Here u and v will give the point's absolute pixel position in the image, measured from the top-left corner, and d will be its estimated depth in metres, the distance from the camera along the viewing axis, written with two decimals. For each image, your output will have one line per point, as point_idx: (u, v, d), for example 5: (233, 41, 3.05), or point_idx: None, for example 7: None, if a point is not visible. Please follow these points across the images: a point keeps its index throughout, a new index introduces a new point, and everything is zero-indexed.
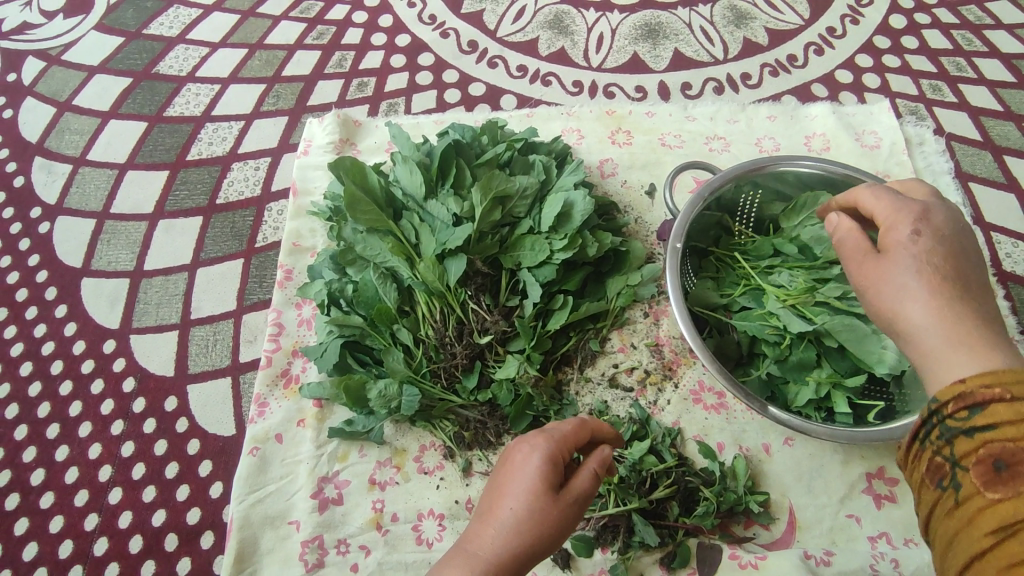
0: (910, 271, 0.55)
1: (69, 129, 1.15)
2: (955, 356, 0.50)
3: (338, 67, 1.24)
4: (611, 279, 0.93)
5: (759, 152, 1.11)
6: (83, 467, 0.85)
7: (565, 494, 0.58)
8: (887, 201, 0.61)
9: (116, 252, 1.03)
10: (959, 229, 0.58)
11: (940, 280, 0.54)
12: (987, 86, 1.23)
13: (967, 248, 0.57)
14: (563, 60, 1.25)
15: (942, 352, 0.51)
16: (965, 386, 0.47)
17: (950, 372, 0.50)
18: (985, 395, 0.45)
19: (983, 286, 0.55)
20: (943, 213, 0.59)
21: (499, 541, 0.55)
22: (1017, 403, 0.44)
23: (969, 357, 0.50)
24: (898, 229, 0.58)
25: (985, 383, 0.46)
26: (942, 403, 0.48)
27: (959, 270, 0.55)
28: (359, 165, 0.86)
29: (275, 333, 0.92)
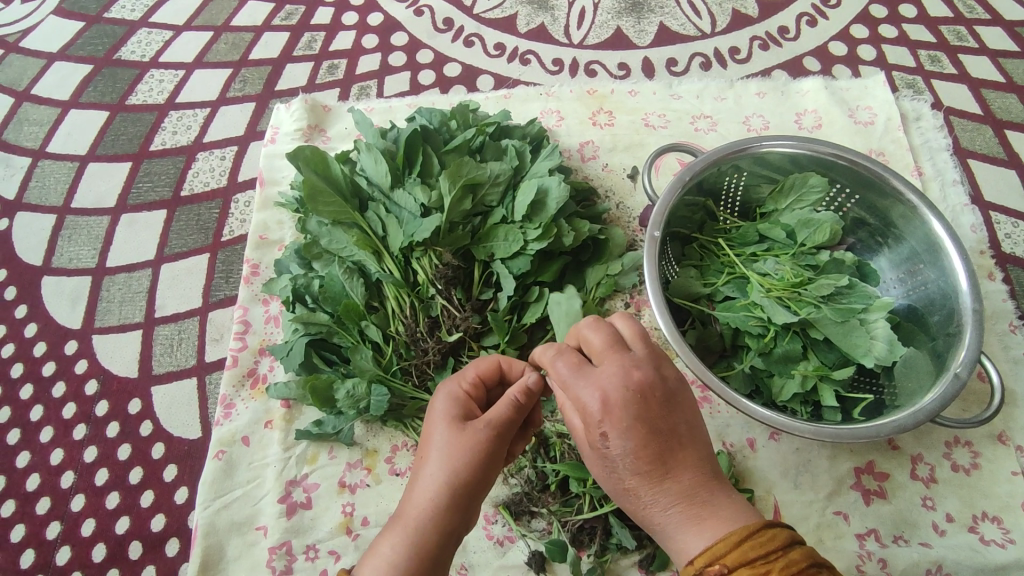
0: (622, 475, 0.55)
1: (28, 120, 1.11)
2: (688, 535, 0.54)
3: (307, 49, 1.18)
4: (590, 268, 0.88)
5: (747, 131, 1.06)
6: (45, 474, 0.85)
7: (478, 426, 0.59)
8: (566, 376, 0.56)
9: (78, 249, 0.99)
10: (645, 387, 0.54)
11: (650, 463, 0.54)
12: (989, 56, 1.17)
13: (664, 399, 0.55)
14: (542, 37, 1.19)
15: (681, 529, 0.55)
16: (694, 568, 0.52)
17: (689, 549, 0.54)
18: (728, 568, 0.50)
19: (686, 429, 0.55)
20: (625, 369, 0.55)
21: (425, 504, 0.58)
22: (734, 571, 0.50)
23: (704, 531, 0.53)
24: (589, 426, 0.55)
25: (718, 559, 0.51)
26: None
27: (665, 435, 0.54)
28: (320, 154, 0.79)
29: (241, 332, 0.89)
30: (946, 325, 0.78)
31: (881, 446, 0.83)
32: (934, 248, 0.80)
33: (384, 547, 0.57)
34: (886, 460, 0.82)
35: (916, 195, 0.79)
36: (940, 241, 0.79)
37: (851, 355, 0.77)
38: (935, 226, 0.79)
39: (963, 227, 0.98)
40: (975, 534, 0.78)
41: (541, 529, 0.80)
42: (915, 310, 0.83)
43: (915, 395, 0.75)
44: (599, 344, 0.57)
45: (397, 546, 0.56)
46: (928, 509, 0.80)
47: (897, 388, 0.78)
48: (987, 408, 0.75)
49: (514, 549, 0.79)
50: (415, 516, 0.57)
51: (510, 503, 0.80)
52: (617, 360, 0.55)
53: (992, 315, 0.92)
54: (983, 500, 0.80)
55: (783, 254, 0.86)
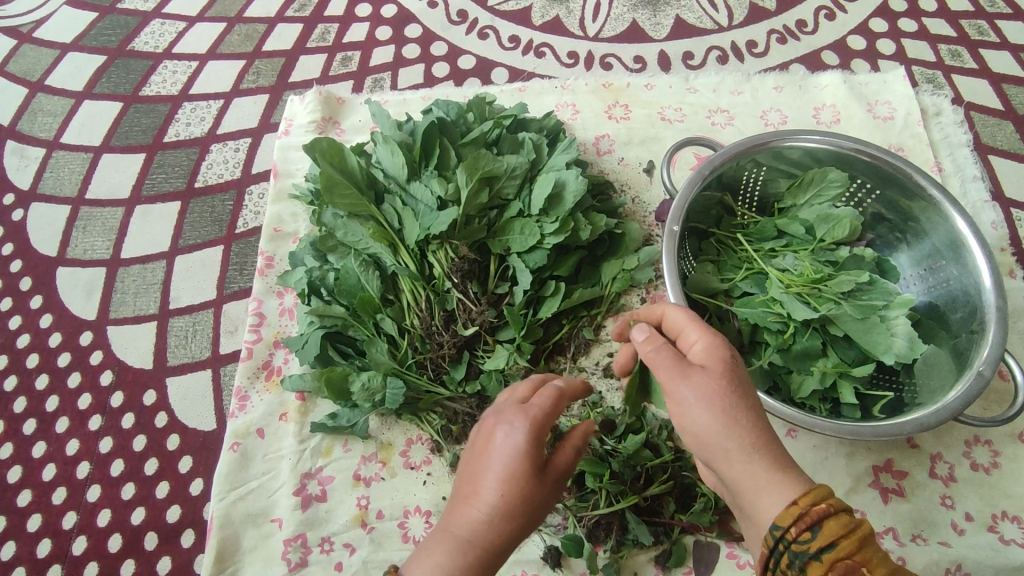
0: (708, 406, 0.52)
1: (42, 111, 1.11)
2: (771, 489, 0.50)
3: (321, 41, 1.18)
4: (606, 263, 0.88)
5: (765, 125, 1.05)
6: (60, 464, 0.85)
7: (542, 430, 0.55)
8: (684, 318, 0.59)
9: (93, 240, 0.99)
10: (730, 348, 0.56)
11: (734, 414, 0.52)
12: (1010, 51, 1.15)
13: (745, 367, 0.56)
14: (557, 30, 1.18)
15: (763, 480, 0.50)
16: (796, 508, 0.48)
17: (775, 502, 0.49)
18: (819, 513, 0.47)
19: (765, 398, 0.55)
20: (708, 334, 0.57)
21: (488, 518, 0.53)
22: (838, 516, 0.47)
23: (789, 483, 0.50)
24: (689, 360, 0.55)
25: (815, 501, 0.48)
26: (785, 529, 0.48)
27: (751, 396, 0.53)
28: (337, 146, 0.78)
29: (255, 324, 0.89)
30: (969, 322, 0.77)
31: (899, 444, 0.82)
32: (957, 245, 0.79)
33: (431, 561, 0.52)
34: (905, 458, 0.82)
35: (939, 190, 0.78)
36: (963, 237, 0.78)
37: (871, 352, 0.76)
38: (958, 222, 0.78)
39: (983, 224, 0.97)
40: (995, 533, 0.78)
41: (557, 525, 0.79)
42: (936, 307, 0.82)
43: (937, 392, 0.75)
44: (682, 317, 0.60)
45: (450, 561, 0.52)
46: (947, 508, 0.79)
47: (917, 385, 0.78)
48: (1010, 407, 0.74)
49: (529, 544, 0.79)
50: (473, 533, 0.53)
51: None
52: (704, 328, 0.58)
53: (1013, 313, 0.91)
54: (1004, 499, 0.79)
55: (802, 249, 0.85)
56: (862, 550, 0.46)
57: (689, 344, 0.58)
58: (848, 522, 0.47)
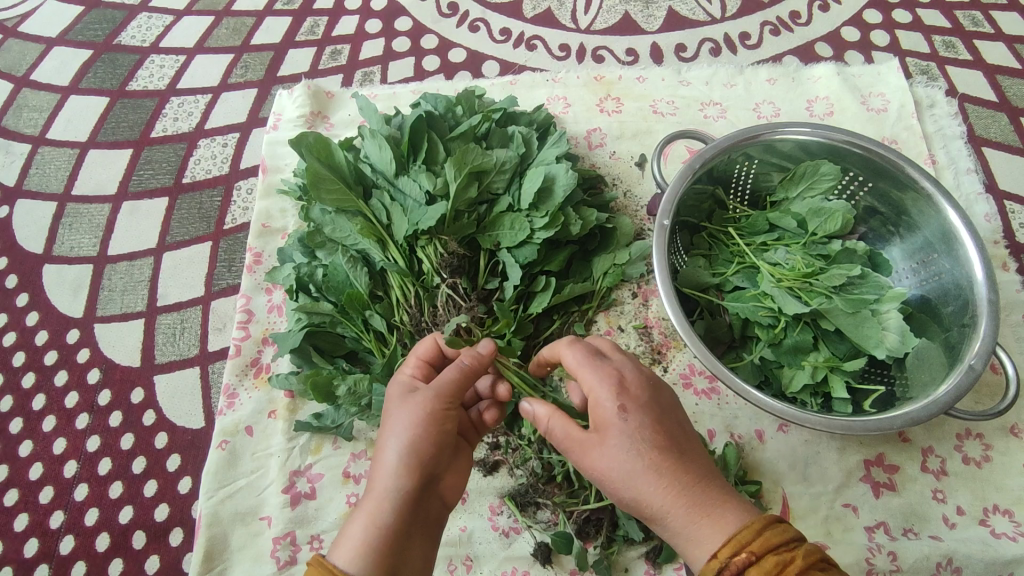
0: (621, 468, 0.56)
1: (27, 106, 1.10)
2: (697, 538, 0.54)
3: (310, 34, 1.16)
4: (597, 258, 0.86)
5: (757, 118, 1.04)
6: (48, 463, 0.84)
7: (430, 396, 0.61)
8: (580, 365, 0.60)
9: (79, 237, 0.98)
10: (623, 398, 0.58)
11: (642, 475, 0.55)
12: (1005, 42, 1.14)
13: (645, 412, 0.57)
14: (549, 22, 1.17)
15: (688, 531, 0.55)
16: (718, 560, 0.52)
17: (700, 551, 0.54)
18: (739, 564, 0.51)
19: (672, 436, 0.57)
20: (599, 388, 0.59)
21: (393, 483, 0.58)
22: (762, 559, 0.51)
23: (712, 530, 0.54)
24: (603, 405, 0.58)
25: (734, 552, 0.52)
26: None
27: (653, 446, 0.56)
28: (323, 141, 0.77)
29: (243, 321, 0.88)
30: (961, 316, 0.76)
31: (891, 438, 0.82)
32: (949, 238, 0.79)
33: (352, 529, 0.57)
34: (897, 452, 0.81)
35: (931, 183, 0.78)
36: (955, 231, 0.77)
37: (862, 346, 0.76)
38: (949, 215, 0.77)
39: (976, 216, 0.97)
40: (986, 527, 0.77)
41: (547, 521, 0.79)
42: (928, 301, 0.82)
43: (928, 386, 0.74)
44: (575, 364, 0.61)
45: (366, 527, 0.56)
46: (939, 502, 0.79)
47: (908, 380, 0.77)
48: (1002, 400, 0.73)
49: (519, 541, 0.79)
50: (387, 499, 0.57)
51: (516, 493, 0.80)
52: (595, 376, 0.59)
53: (1006, 306, 0.90)
54: (995, 493, 0.79)
55: (794, 243, 0.85)
56: None
57: (589, 395, 0.60)
58: (770, 569, 0.50)
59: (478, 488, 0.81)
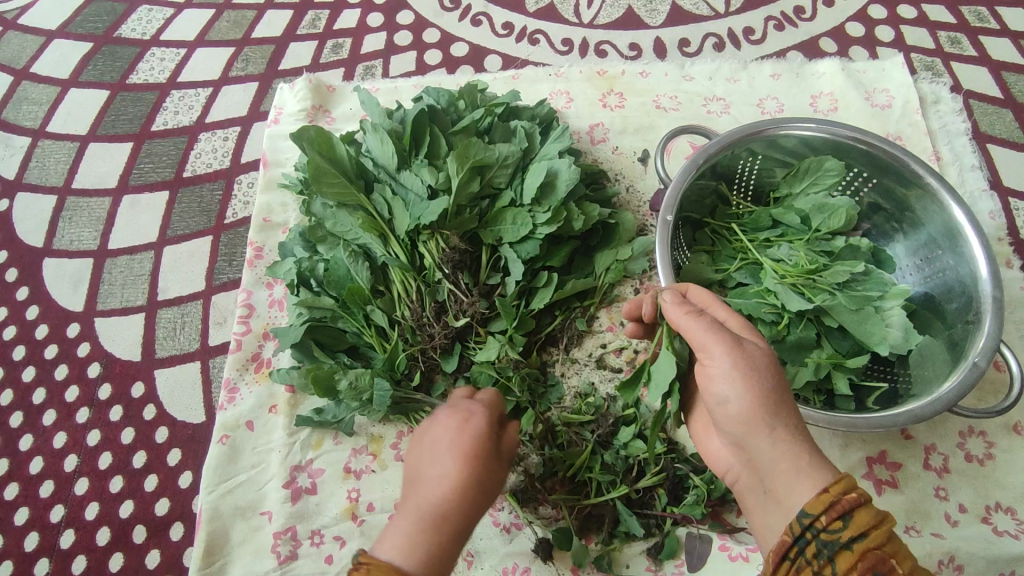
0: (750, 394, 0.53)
1: (26, 99, 1.09)
2: (800, 480, 0.51)
3: (311, 28, 1.16)
4: (600, 253, 0.86)
5: (761, 114, 1.03)
6: (48, 457, 0.84)
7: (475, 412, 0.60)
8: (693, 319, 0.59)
9: (79, 230, 0.98)
10: (734, 343, 0.55)
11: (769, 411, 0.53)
12: (1011, 38, 1.14)
13: (755, 355, 0.55)
14: (551, 17, 1.16)
15: (795, 472, 0.52)
16: (830, 494, 0.49)
17: (806, 490, 0.50)
18: (851, 502, 0.48)
19: (781, 381, 0.55)
20: (713, 346, 0.56)
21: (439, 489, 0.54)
22: (869, 503, 0.49)
23: (819, 471, 0.51)
24: (719, 356, 0.55)
25: (848, 490, 0.49)
26: (815, 517, 0.49)
27: (755, 395, 0.53)
28: (325, 134, 0.76)
29: (244, 315, 0.87)
30: (964, 313, 0.76)
31: (894, 435, 0.82)
32: (953, 234, 0.78)
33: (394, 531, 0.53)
34: (900, 450, 0.81)
35: (936, 179, 0.77)
36: (959, 228, 0.77)
37: (865, 343, 0.76)
38: (954, 212, 0.77)
39: (980, 213, 0.96)
40: (989, 525, 0.77)
41: (548, 516, 0.79)
42: (932, 297, 0.81)
43: (931, 382, 0.74)
44: (698, 325, 0.58)
45: (416, 530, 0.52)
46: (941, 500, 0.79)
47: (912, 376, 0.77)
48: (1006, 398, 0.73)
49: (520, 536, 0.79)
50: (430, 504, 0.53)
51: (517, 490, 0.78)
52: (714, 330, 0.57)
53: (1010, 304, 0.90)
54: (997, 491, 0.79)
55: (797, 239, 0.84)
56: (890, 543, 0.47)
57: (702, 350, 0.57)
58: (878, 514, 0.48)
59: None
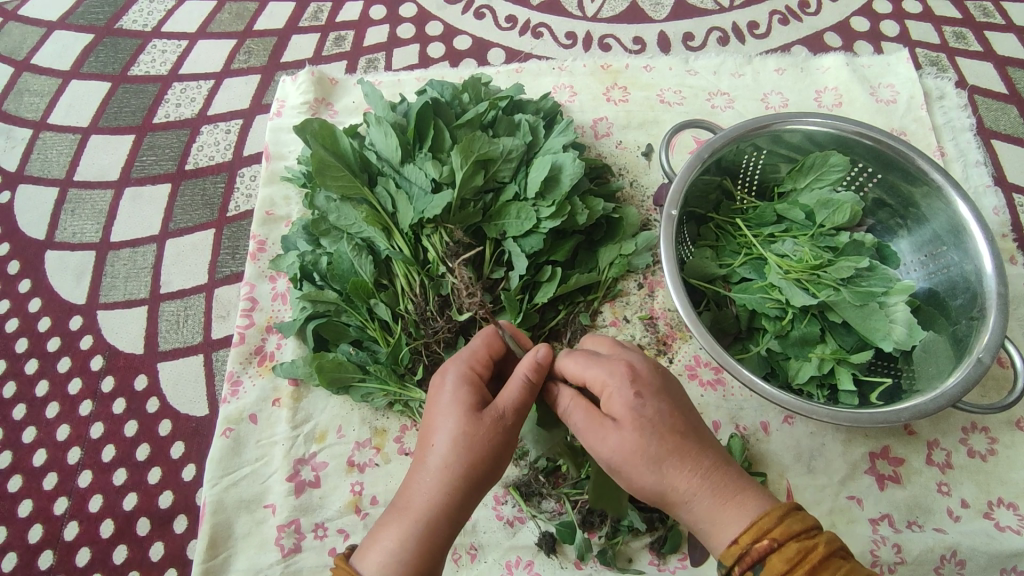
0: (650, 477, 0.56)
1: (28, 91, 1.08)
2: (715, 531, 0.55)
3: (313, 20, 1.15)
4: (604, 248, 0.86)
5: (765, 109, 1.03)
6: (51, 450, 0.84)
7: (491, 413, 0.59)
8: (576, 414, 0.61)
9: (81, 223, 0.98)
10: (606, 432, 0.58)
11: (669, 485, 0.56)
12: (1016, 33, 1.13)
13: (618, 449, 0.57)
14: (555, 10, 1.16)
15: (713, 519, 0.55)
16: (739, 545, 0.52)
17: (721, 539, 0.54)
18: (760, 552, 0.51)
19: (657, 462, 0.56)
20: (592, 433, 0.59)
21: (431, 499, 0.58)
22: (783, 547, 0.50)
23: (732, 518, 0.54)
24: (608, 448, 0.58)
25: (755, 539, 0.51)
26: (729, 568, 0.52)
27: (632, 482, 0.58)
28: (328, 126, 0.75)
29: (248, 309, 0.87)
30: (969, 309, 0.76)
31: (897, 431, 0.82)
32: (958, 231, 0.78)
33: (386, 541, 0.57)
34: (902, 446, 0.81)
35: (941, 174, 0.77)
36: (964, 223, 0.77)
37: (869, 339, 0.76)
38: (960, 208, 0.77)
39: (985, 209, 0.96)
40: (991, 520, 0.77)
41: (552, 510, 0.79)
42: (936, 294, 0.81)
43: (935, 378, 0.74)
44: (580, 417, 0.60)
45: (401, 540, 0.57)
46: (943, 495, 0.79)
47: (915, 372, 0.77)
48: (1009, 395, 0.73)
49: (524, 530, 0.79)
50: (419, 516, 0.57)
51: (520, 483, 0.80)
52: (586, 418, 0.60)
53: (1014, 300, 0.90)
54: (1000, 486, 0.79)
55: (802, 234, 0.84)
56: None
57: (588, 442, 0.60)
58: (790, 557, 0.49)
59: None
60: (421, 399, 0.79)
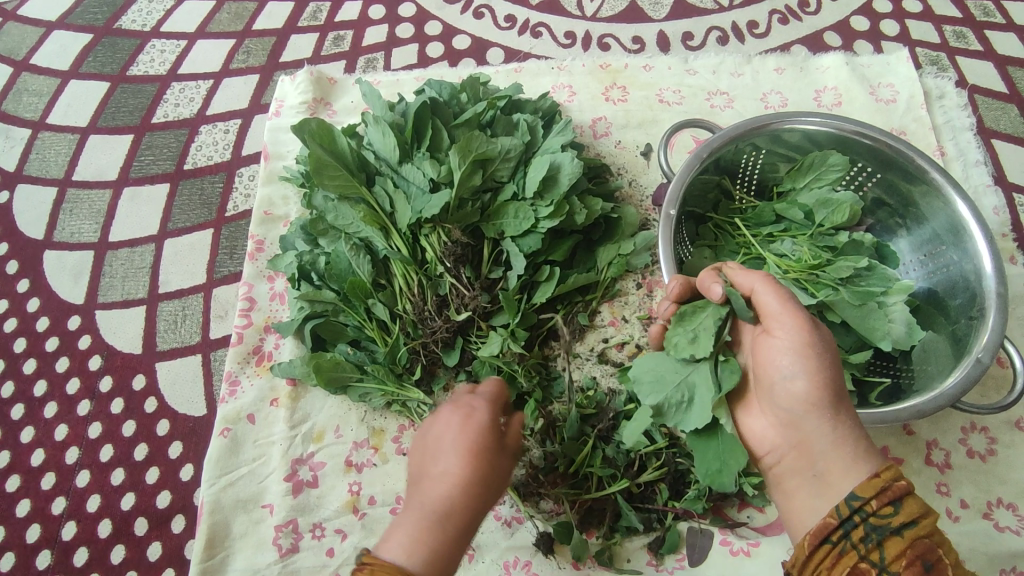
0: (831, 418, 0.58)
1: (27, 91, 1.08)
2: (849, 467, 0.56)
3: (312, 20, 1.15)
4: (602, 248, 0.86)
5: (765, 108, 1.03)
6: (49, 449, 0.84)
7: (484, 416, 0.60)
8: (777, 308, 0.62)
9: (79, 222, 0.98)
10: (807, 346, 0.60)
11: (842, 432, 0.58)
12: (1016, 33, 1.13)
13: (810, 376, 0.59)
14: (554, 9, 1.15)
15: (849, 458, 0.57)
16: (881, 479, 0.54)
17: (851, 480, 0.56)
18: (901, 489, 0.53)
19: (831, 403, 0.59)
20: (793, 341, 0.61)
21: (444, 493, 0.57)
22: (913, 495, 0.53)
23: (862, 465, 0.57)
24: (796, 364, 0.60)
25: (896, 478, 0.54)
26: (866, 500, 0.53)
27: (805, 419, 0.60)
28: (326, 126, 0.75)
29: (245, 309, 0.87)
30: (968, 309, 0.76)
31: (896, 431, 0.82)
32: (958, 230, 0.78)
33: (401, 535, 0.55)
34: (901, 445, 0.81)
35: (941, 174, 0.77)
36: (964, 223, 0.76)
37: (870, 338, 0.75)
38: (959, 207, 0.76)
39: (984, 209, 0.96)
40: (990, 521, 0.77)
41: (549, 511, 0.79)
42: (935, 293, 0.81)
43: (933, 378, 0.74)
44: (775, 309, 0.62)
45: (418, 533, 0.55)
46: (942, 495, 0.79)
47: (914, 372, 0.77)
48: (1008, 394, 0.73)
49: (521, 530, 0.79)
50: (433, 510, 0.56)
51: (517, 484, 0.78)
52: (793, 324, 0.61)
53: (1014, 300, 0.89)
54: (999, 486, 0.79)
55: (801, 234, 0.84)
56: (937, 535, 0.51)
57: (774, 353, 0.62)
58: (924, 505, 0.53)
59: None
60: (417, 399, 0.79)
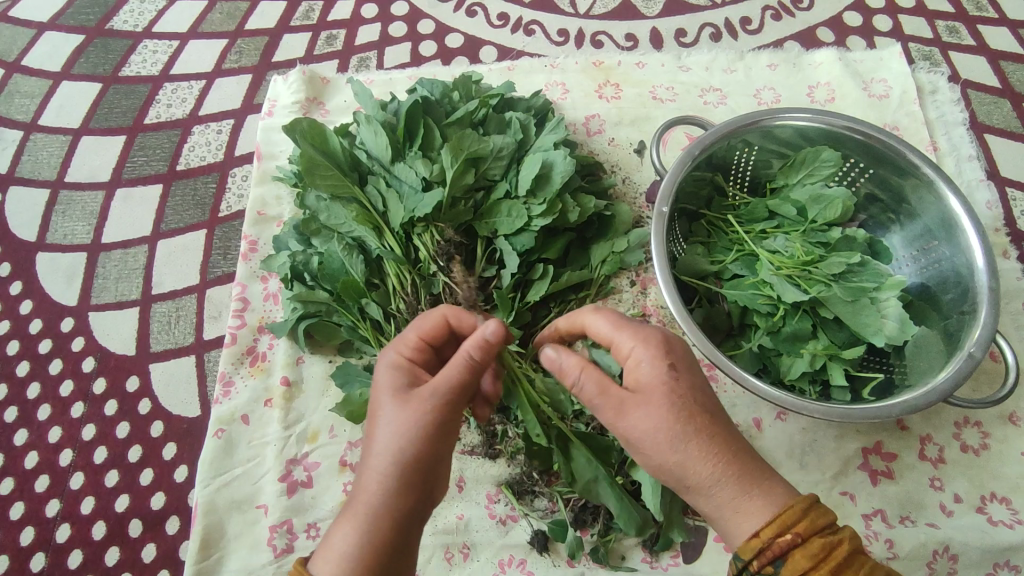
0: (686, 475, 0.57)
1: (19, 92, 1.08)
2: (736, 518, 0.56)
3: (305, 19, 1.15)
4: (596, 245, 0.86)
5: (758, 104, 1.03)
6: (43, 452, 0.84)
7: (425, 392, 0.57)
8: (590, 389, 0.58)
9: (73, 224, 0.97)
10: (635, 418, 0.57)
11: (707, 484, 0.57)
12: (1009, 27, 1.13)
13: (646, 437, 0.56)
14: (547, 7, 1.15)
15: (737, 505, 0.56)
16: (760, 539, 0.54)
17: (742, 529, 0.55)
18: (783, 546, 0.53)
19: (677, 460, 0.56)
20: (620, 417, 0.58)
21: (379, 493, 0.55)
22: (806, 543, 0.52)
23: (755, 510, 0.55)
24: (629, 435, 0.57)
25: (778, 534, 0.53)
26: (747, 561, 0.54)
27: (669, 474, 0.58)
28: (318, 127, 0.76)
29: (239, 309, 0.87)
30: (960, 304, 0.76)
31: (889, 426, 0.82)
32: (950, 225, 0.78)
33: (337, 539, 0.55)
34: (895, 441, 0.81)
35: (933, 169, 0.77)
36: (957, 218, 0.77)
37: (860, 334, 0.76)
38: (951, 202, 0.76)
39: (978, 204, 0.96)
40: (983, 515, 0.78)
41: (544, 509, 0.79)
42: (927, 289, 0.81)
43: (926, 373, 0.74)
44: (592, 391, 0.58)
45: (352, 538, 0.55)
46: (936, 490, 0.79)
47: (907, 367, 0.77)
48: (1002, 388, 0.73)
49: (516, 528, 0.79)
50: (367, 510, 0.55)
51: (512, 482, 0.80)
52: (611, 407, 0.57)
53: (1006, 294, 0.90)
54: (993, 481, 0.79)
55: (794, 231, 0.84)
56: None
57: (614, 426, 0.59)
58: (816, 555, 0.52)
59: (475, 476, 0.81)
60: None
